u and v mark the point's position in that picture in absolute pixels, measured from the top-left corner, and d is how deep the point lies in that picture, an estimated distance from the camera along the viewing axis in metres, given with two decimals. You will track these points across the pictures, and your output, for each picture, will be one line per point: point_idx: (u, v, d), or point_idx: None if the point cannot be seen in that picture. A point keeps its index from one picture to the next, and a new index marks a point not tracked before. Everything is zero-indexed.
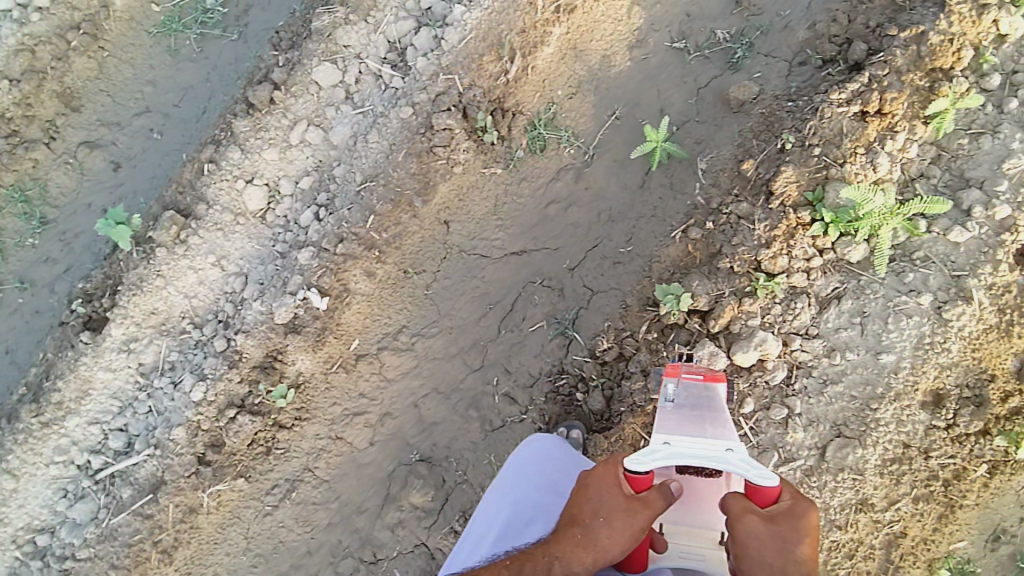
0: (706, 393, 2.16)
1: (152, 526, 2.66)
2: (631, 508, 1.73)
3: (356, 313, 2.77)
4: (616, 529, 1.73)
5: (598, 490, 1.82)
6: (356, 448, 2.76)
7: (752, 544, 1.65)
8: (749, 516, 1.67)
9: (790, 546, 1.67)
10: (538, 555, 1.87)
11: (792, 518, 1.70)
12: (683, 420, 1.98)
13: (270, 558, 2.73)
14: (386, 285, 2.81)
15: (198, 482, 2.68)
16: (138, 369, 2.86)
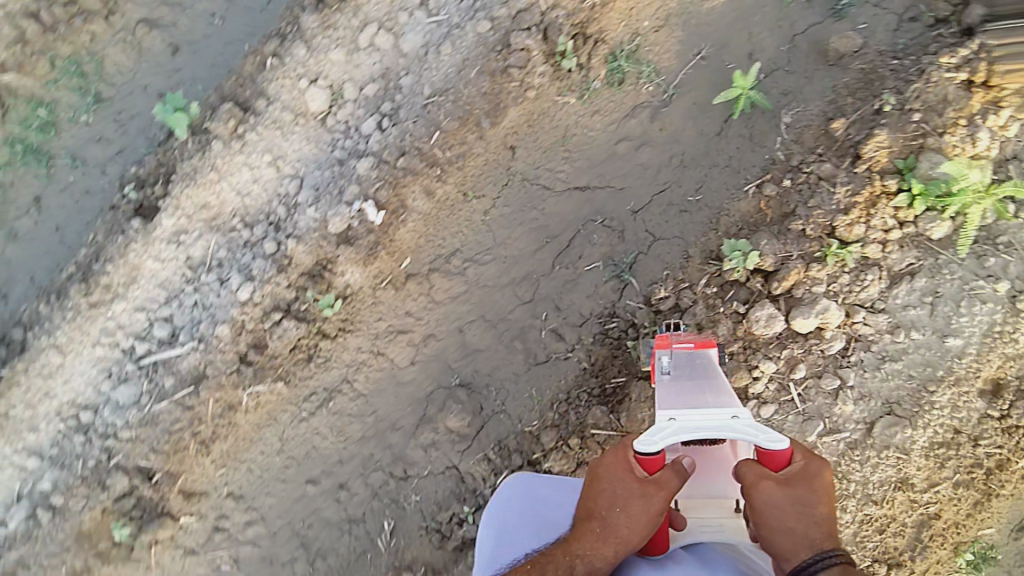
0: (700, 359, 2.11)
1: (191, 417, 2.72)
2: (645, 493, 1.76)
3: (410, 232, 2.73)
4: (635, 515, 1.76)
5: (610, 480, 1.84)
6: (396, 366, 2.73)
7: (772, 511, 1.68)
8: (767, 484, 1.70)
9: (808, 507, 1.70)
10: (558, 554, 1.89)
11: (807, 479, 1.73)
12: (682, 391, 1.93)
13: (301, 462, 2.76)
14: (445, 205, 2.75)
15: (238, 380, 2.71)
16: (186, 261, 2.83)
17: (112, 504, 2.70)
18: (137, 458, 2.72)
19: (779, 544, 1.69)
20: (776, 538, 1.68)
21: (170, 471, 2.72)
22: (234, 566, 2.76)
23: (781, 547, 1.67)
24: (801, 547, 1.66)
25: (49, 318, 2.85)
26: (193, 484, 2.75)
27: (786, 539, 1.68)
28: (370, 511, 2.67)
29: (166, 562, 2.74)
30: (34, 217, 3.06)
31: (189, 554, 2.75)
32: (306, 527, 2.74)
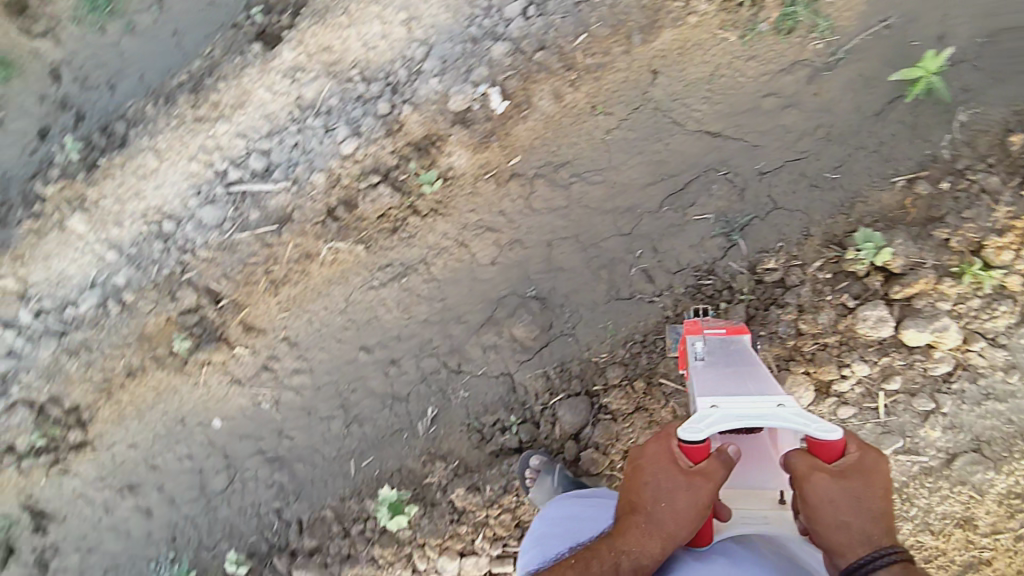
0: (735, 347, 2.05)
1: (267, 254, 2.73)
2: (691, 483, 1.65)
3: (526, 131, 2.61)
4: (682, 508, 1.64)
5: (651, 472, 1.73)
6: (477, 262, 2.66)
7: (826, 506, 1.54)
8: (821, 477, 1.55)
9: (866, 502, 1.56)
10: (600, 552, 1.76)
11: (864, 472, 1.58)
12: (719, 380, 1.87)
13: (359, 328, 2.77)
14: (570, 112, 2.61)
15: (321, 232, 2.69)
16: (295, 99, 2.77)
17: (176, 316, 2.84)
18: (208, 280, 2.80)
19: (833, 540, 1.55)
20: (831, 535, 1.55)
21: (237, 300, 2.80)
22: (275, 405, 2.84)
23: (834, 543, 1.54)
24: (857, 543, 1.53)
25: (153, 120, 2.86)
26: (254, 320, 2.83)
27: (842, 534, 1.54)
28: (414, 396, 2.64)
29: (214, 383, 2.91)
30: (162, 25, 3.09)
31: (234, 384, 2.89)
32: (349, 391, 2.76)
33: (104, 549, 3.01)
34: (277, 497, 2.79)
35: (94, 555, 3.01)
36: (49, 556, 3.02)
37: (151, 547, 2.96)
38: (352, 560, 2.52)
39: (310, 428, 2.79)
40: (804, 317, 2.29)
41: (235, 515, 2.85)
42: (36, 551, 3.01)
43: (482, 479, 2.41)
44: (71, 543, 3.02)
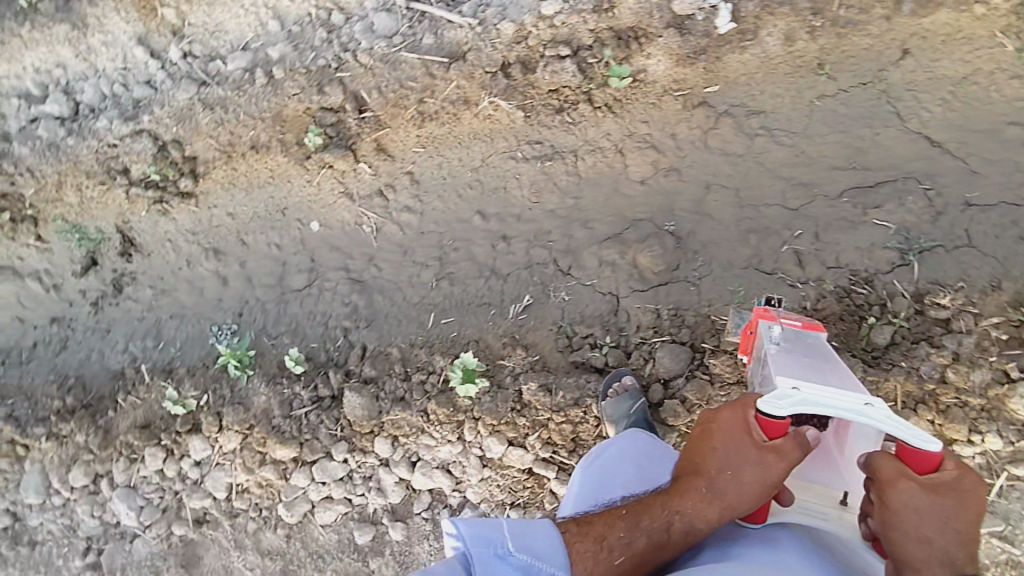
0: (813, 339, 1.92)
1: (427, 83, 2.64)
2: (761, 460, 1.59)
3: (740, 62, 2.41)
4: (747, 483, 1.60)
5: (723, 439, 1.69)
6: (626, 174, 2.52)
7: (908, 514, 1.44)
8: (908, 485, 1.45)
9: (953, 520, 1.44)
10: (654, 506, 1.77)
11: (959, 491, 1.45)
12: (797, 365, 1.75)
13: (484, 192, 2.70)
14: (792, 60, 2.39)
15: (487, 84, 2.57)
16: None
17: (316, 109, 2.82)
18: (359, 87, 2.74)
19: (906, 550, 1.45)
20: (907, 546, 1.44)
21: (379, 117, 2.74)
22: (376, 232, 2.85)
23: (909, 555, 1.43)
24: (933, 559, 1.42)
25: None
26: (388, 143, 2.78)
27: (920, 549, 1.43)
28: (513, 278, 2.60)
29: (325, 188, 2.91)
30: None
31: (344, 196, 2.88)
32: (451, 247, 2.73)
33: (176, 297, 3.16)
34: (348, 316, 2.81)
35: (166, 298, 3.17)
36: (127, 282, 3.23)
37: (218, 313, 3.07)
38: (404, 405, 2.50)
39: (401, 266, 2.80)
40: (956, 366, 2.06)
41: (303, 316, 2.90)
42: (113, 275, 3.23)
43: (556, 381, 2.36)
44: (147, 279, 3.21)
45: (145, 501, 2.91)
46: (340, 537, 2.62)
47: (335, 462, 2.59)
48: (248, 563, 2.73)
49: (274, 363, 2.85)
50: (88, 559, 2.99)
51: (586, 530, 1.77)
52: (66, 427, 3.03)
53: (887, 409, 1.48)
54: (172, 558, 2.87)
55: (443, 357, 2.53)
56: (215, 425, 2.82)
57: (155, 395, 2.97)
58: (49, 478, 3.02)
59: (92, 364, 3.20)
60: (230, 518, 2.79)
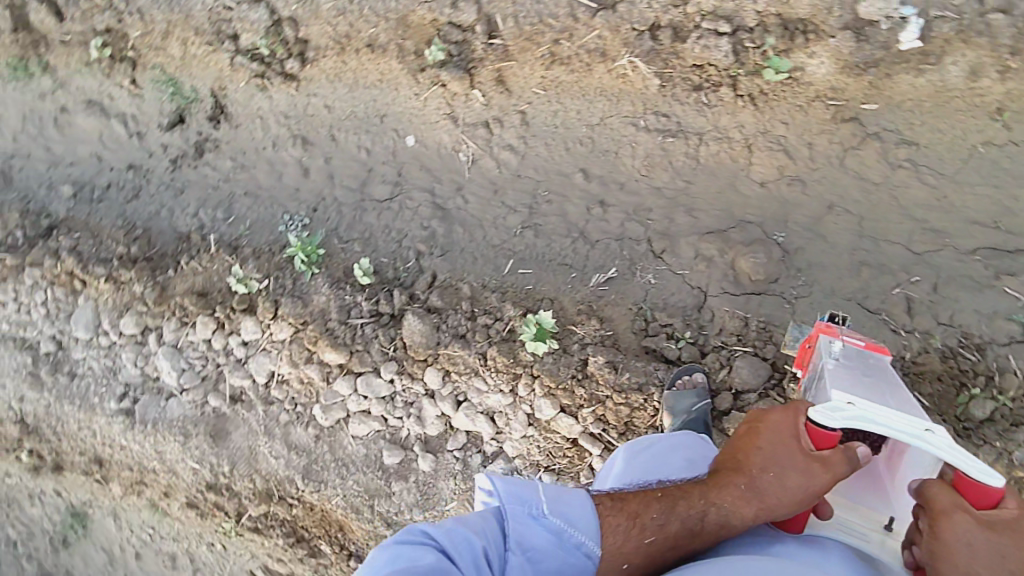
0: (875, 360, 1.84)
1: (568, 25, 2.51)
2: (806, 468, 1.53)
3: (912, 85, 2.27)
4: (788, 488, 1.54)
5: (770, 441, 1.64)
6: (747, 172, 2.41)
7: (960, 548, 1.34)
8: (963, 517, 1.35)
9: (1012, 563, 1.32)
10: (689, 494, 1.70)
11: (1020, 533, 1.34)
12: (856, 381, 1.69)
13: (594, 153, 2.60)
14: (968, 97, 2.25)
15: (631, 42, 2.45)
16: None
17: (444, 23, 2.70)
18: (494, 10, 2.60)
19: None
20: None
21: (507, 48, 2.62)
22: (471, 164, 2.77)
23: None
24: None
25: None
26: (509, 76, 2.67)
27: None
28: (602, 246, 2.52)
29: (431, 106, 2.82)
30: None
31: (449, 119, 2.79)
32: (544, 199, 2.65)
33: (254, 176, 3.12)
34: (423, 240, 2.75)
35: (244, 174, 3.14)
36: (209, 148, 3.20)
37: (293, 203, 3.02)
38: (463, 342, 2.48)
39: (488, 204, 2.72)
40: None
41: (377, 228, 2.84)
42: (197, 138, 3.21)
43: (623, 362, 2.34)
44: (230, 151, 3.17)
45: (187, 365, 2.93)
46: (369, 452, 2.64)
47: (381, 379, 2.60)
48: (274, 452, 2.77)
49: (341, 268, 2.81)
50: (122, 404, 3.00)
51: (619, 505, 1.69)
52: (125, 274, 3.04)
53: (948, 436, 1.40)
54: (203, 426, 2.88)
55: (515, 307, 2.49)
56: (270, 312, 2.79)
57: (218, 266, 2.97)
58: (100, 318, 3.07)
59: (160, 220, 3.19)
60: (265, 404, 2.81)
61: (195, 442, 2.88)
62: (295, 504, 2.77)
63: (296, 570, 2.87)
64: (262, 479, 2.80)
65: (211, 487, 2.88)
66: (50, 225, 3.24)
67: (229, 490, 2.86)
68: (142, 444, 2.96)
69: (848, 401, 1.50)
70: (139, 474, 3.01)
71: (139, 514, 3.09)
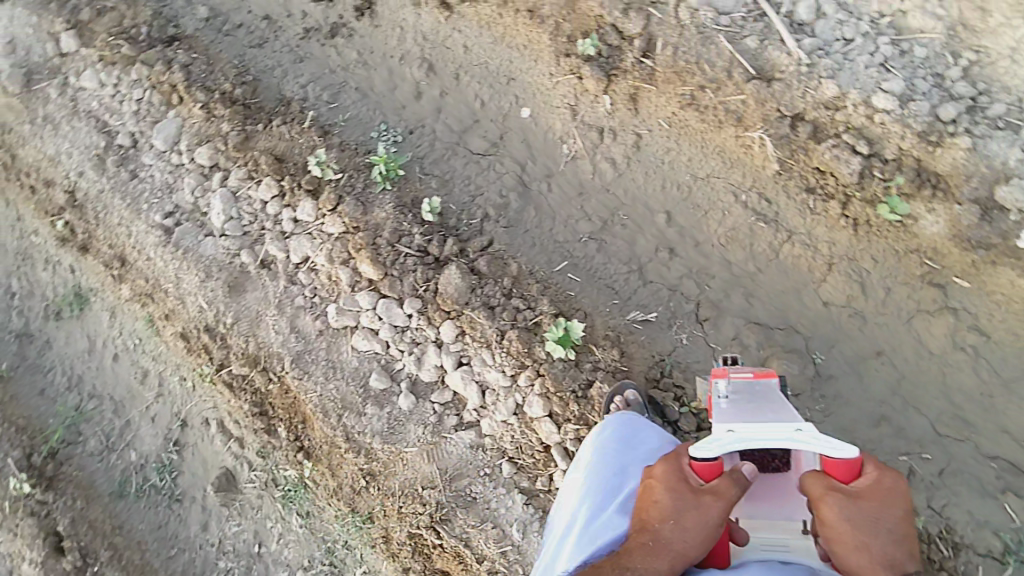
0: (764, 387, 1.94)
1: (719, 77, 2.50)
2: (700, 503, 1.62)
3: (1011, 281, 2.24)
4: (691, 530, 1.60)
5: (662, 490, 1.69)
6: (816, 287, 2.44)
7: (843, 528, 1.50)
8: (836, 498, 1.52)
9: (883, 521, 1.50)
10: (604, 569, 1.69)
11: (882, 492, 1.53)
12: (740, 414, 1.77)
13: (684, 203, 2.64)
14: None
15: (771, 120, 2.44)
16: (899, 8, 2.38)
17: (608, 23, 2.68)
18: (660, 34, 2.59)
19: (854, 565, 1.50)
20: (854, 558, 1.49)
21: (653, 73, 2.61)
22: (570, 159, 2.82)
23: (851, 564, 1.50)
24: (875, 562, 1.48)
25: None
26: (642, 100, 2.66)
27: (862, 558, 1.49)
28: (652, 289, 2.59)
29: (558, 87, 2.84)
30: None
31: (568, 110, 2.82)
32: (620, 220, 2.70)
33: (370, 77, 3.22)
34: (495, 207, 2.82)
35: (363, 71, 3.24)
36: (342, 34, 3.31)
37: (394, 116, 3.11)
38: (488, 314, 2.56)
39: (568, 202, 2.78)
40: None
41: (459, 175, 2.92)
42: (336, 20, 3.33)
43: None
44: (360, 45, 3.28)
45: (236, 215, 3.04)
46: (360, 367, 2.72)
47: (400, 309, 2.68)
48: (276, 326, 2.85)
49: (411, 195, 2.87)
50: (165, 221, 3.12)
51: None
52: (220, 109, 3.18)
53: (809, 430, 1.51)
54: (224, 275, 2.99)
55: (550, 304, 2.55)
56: (331, 205, 2.87)
57: (303, 141, 3.06)
58: (180, 138, 3.21)
59: (271, 77, 3.30)
60: (287, 282, 2.90)
61: (212, 285, 2.98)
62: (274, 381, 2.83)
63: (245, 439, 2.97)
64: (255, 345, 2.88)
65: (207, 330, 2.97)
66: (174, 36, 3.36)
67: (222, 340, 2.94)
68: (166, 264, 3.07)
69: (723, 430, 1.59)
70: (150, 287, 3.12)
71: (133, 322, 3.22)
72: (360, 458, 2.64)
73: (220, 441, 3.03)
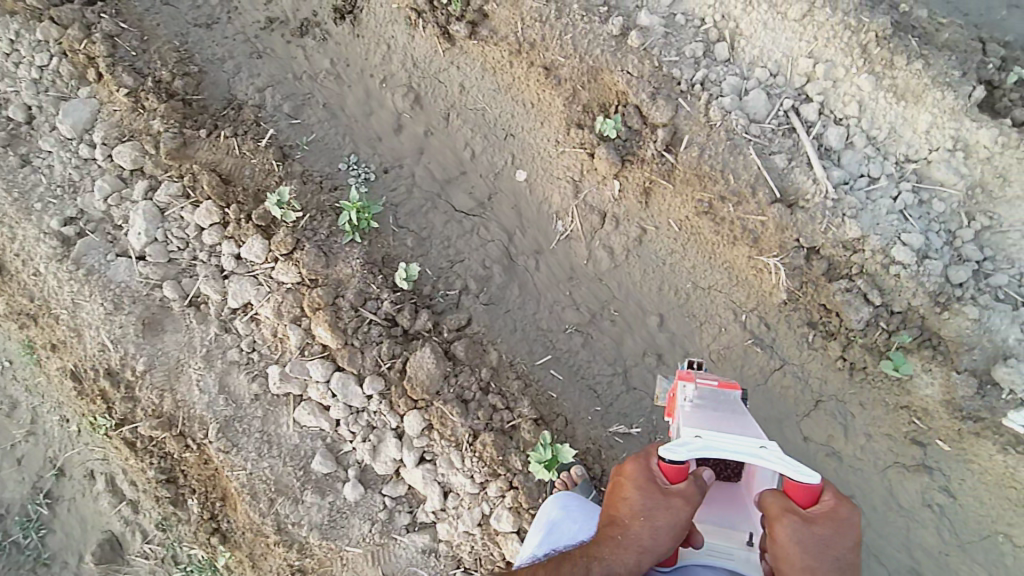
0: (727, 395, 1.94)
1: (742, 191, 2.38)
2: (669, 503, 1.50)
3: (990, 456, 2.26)
4: (660, 530, 1.48)
5: (631, 487, 1.55)
6: (800, 420, 2.39)
7: (792, 551, 1.40)
8: (790, 518, 1.43)
9: (836, 549, 1.41)
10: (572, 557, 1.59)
11: (838, 521, 1.43)
12: (706, 421, 1.75)
13: (679, 309, 2.52)
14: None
15: (788, 247, 2.35)
16: (925, 156, 2.36)
17: (631, 103, 2.49)
18: (686, 129, 2.44)
19: None
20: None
21: (672, 170, 2.46)
22: (564, 238, 2.62)
23: None
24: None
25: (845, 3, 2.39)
26: (654, 197, 2.52)
27: None
28: (635, 396, 2.45)
29: (565, 158, 2.63)
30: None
31: (571, 185, 2.61)
32: (610, 315, 2.54)
33: (343, 95, 2.87)
34: (477, 279, 2.55)
35: (334, 86, 2.89)
36: (314, 35, 2.94)
37: (368, 149, 2.77)
38: (461, 409, 2.30)
39: (556, 285, 2.59)
40: None
41: (438, 234, 2.63)
42: (308, 16, 2.95)
43: None
44: (334, 53, 2.92)
45: (161, 237, 2.55)
46: (302, 445, 2.37)
47: (359, 389, 2.35)
48: (201, 383, 2.40)
49: (382, 252, 2.53)
50: (63, 229, 2.54)
51: None
52: (151, 102, 2.67)
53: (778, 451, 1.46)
54: (139, 308, 2.48)
55: (531, 407, 2.33)
56: (287, 248, 2.45)
57: (256, 160, 2.62)
58: (94, 127, 2.67)
59: (221, 71, 2.85)
60: (220, 330, 2.47)
61: (121, 319, 2.46)
62: (192, 448, 2.39)
63: (141, 503, 2.51)
64: (170, 403, 2.41)
65: (108, 374, 2.44)
66: None
67: (127, 389, 2.43)
68: (60, 283, 2.50)
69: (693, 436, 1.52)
70: (35, 307, 2.53)
71: (4, 341, 2.61)
72: (291, 553, 2.34)
73: (107, 501, 2.54)
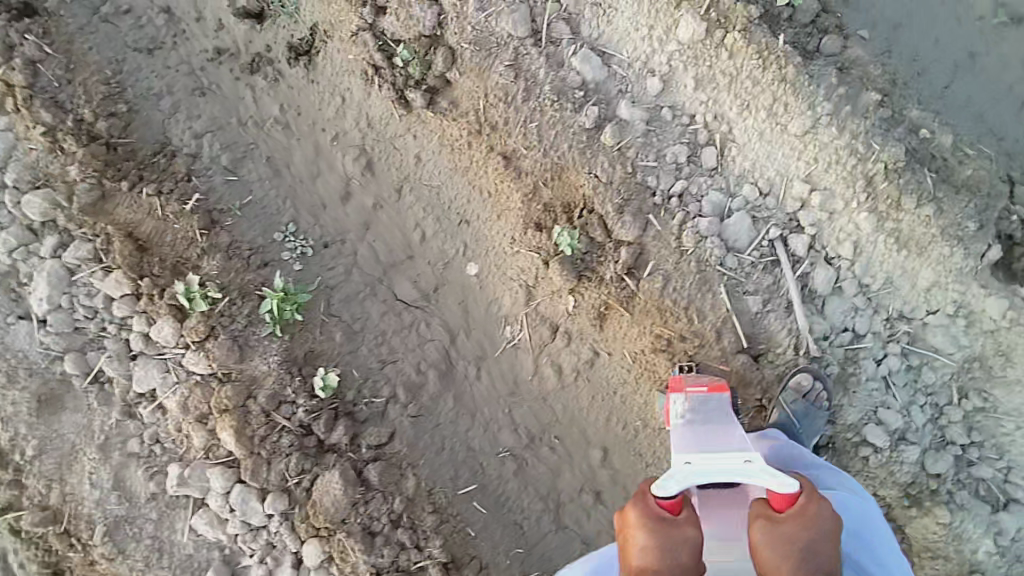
0: (717, 405, 1.85)
1: (706, 333, 2.11)
2: (682, 532, 1.45)
3: None
4: (685, 560, 1.43)
5: (636, 531, 1.46)
6: None
7: (765, 553, 1.41)
8: (762, 523, 1.45)
9: (810, 547, 1.40)
10: None
11: (807, 518, 1.43)
12: (700, 441, 1.71)
13: (625, 444, 2.31)
14: None
15: (748, 403, 2.11)
16: (921, 318, 2.05)
17: (595, 213, 2.18)
18: (654, 251, 2.14)
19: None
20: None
21: (635, 297, 2.17)
22: (510, 347, 2.37)
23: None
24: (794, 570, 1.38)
25: (864, 126, 2.04)
26: (611, 323, 2.23)
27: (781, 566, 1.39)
28: (563, 536, 2.30)
29: (520, 260, 2.33)
30: (967, 42, 2.23)
31: (523, 291, 2.34)
32: (550, 441, 2.34)
33: (290, 150, 2.55)
34: (407, 387, 2.33)
35: (281, 136, 2.55)
36: (265, 74, 2.57)
37: (309, 219, 2.48)
38: (366, 543, 2.15)
39: (495, 399, 2.37)
40: None
41: (372, 327, 2.39)
42: (262, 51, 2.57)
43: None
44: (285, 97, 2.56)
45: (66, 304, 2.31)
46: (195, 554, 2.25)
47: (259, 506, 2.19)
48: (94, 477, 2.25)
49: (304, 349, 2.31)
50: None
51: None
52: (71, 146, 2.37)
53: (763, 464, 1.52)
54: (37, 382, 2.29)
55: (442, 548, 2.18)
56: (199, 336, 2.24)
57: (179, 227, 2.36)
58: (7, 166, 2.35)
59: (154, 108, 2.52)
60: (121, 416, 2.29)
61: (14, 395, 2.26)
62: (77, 548, 2.24)
63: None
64: (59, 495, 2.25)
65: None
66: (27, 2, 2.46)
67: (15, 471, 2.26)
68: None
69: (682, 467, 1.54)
70: None
71: None
72: None
73: None
